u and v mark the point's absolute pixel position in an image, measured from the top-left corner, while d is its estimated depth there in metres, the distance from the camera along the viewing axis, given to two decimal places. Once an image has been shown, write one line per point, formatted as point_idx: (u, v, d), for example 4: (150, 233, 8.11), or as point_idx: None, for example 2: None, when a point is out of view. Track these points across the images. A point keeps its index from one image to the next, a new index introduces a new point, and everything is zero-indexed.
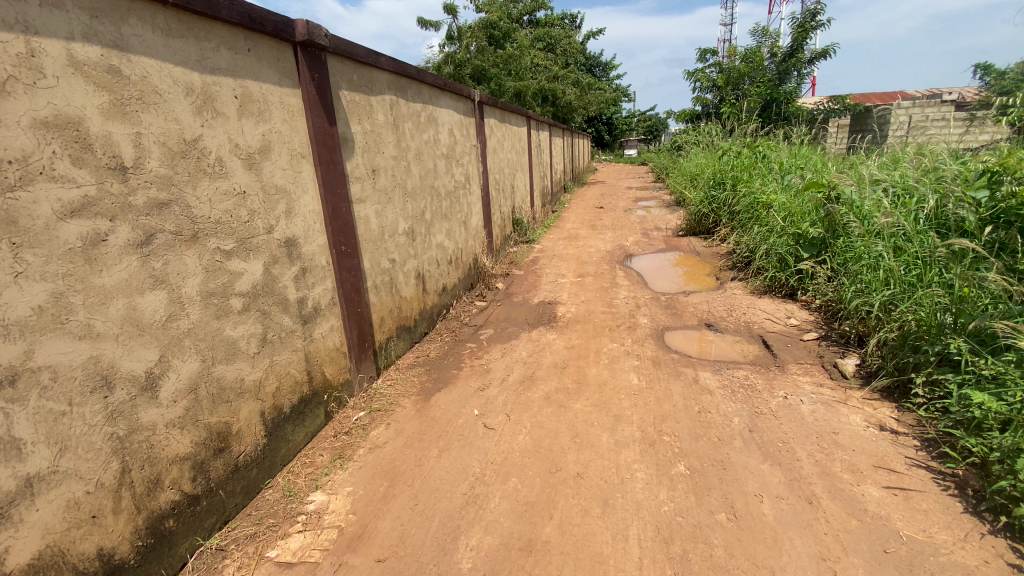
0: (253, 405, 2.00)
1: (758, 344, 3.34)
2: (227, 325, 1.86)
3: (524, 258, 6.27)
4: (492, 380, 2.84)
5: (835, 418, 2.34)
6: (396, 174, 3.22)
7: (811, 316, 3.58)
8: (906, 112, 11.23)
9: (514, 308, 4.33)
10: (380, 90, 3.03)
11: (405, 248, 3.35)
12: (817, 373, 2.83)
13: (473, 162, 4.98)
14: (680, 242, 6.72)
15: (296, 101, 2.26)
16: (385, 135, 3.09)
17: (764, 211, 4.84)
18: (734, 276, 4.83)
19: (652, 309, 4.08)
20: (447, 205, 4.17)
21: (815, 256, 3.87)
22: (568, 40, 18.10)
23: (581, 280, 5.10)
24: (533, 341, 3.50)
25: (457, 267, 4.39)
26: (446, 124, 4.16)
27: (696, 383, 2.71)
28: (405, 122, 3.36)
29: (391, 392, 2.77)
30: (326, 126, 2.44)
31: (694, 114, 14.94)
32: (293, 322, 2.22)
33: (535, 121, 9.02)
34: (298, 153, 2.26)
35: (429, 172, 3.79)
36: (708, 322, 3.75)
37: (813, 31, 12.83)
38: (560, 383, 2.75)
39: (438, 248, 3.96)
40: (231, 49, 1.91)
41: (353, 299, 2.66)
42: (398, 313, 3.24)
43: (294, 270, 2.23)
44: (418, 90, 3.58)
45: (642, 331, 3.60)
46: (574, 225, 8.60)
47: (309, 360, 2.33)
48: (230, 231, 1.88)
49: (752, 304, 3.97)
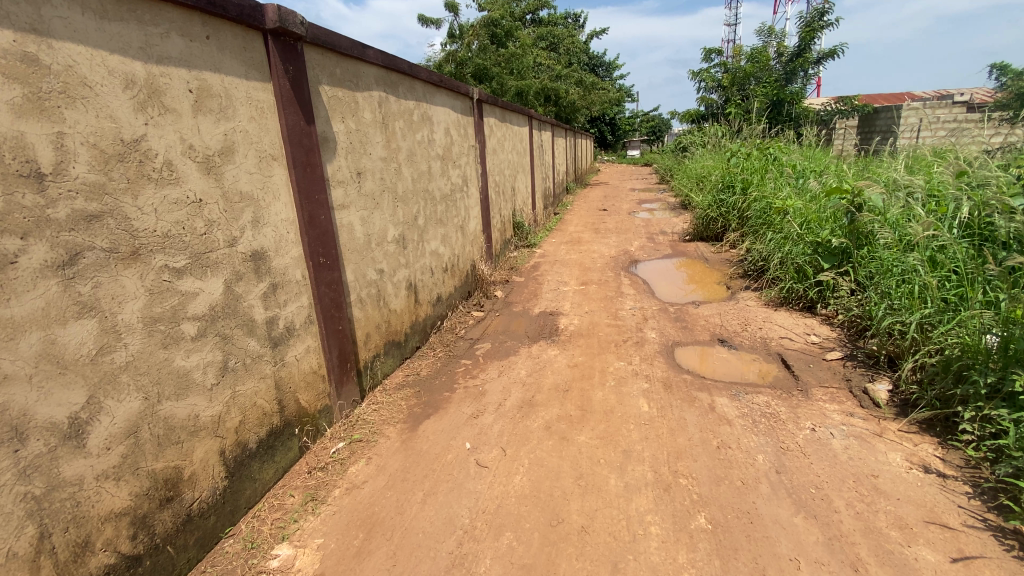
0: (211, 444, 1.75)
1: (776, 364, 3.08)
2: (177, 354, 1.61)
3: (525, 264, 6.01)
4: (487, 405, 2.57)
5: (872, 456, 2.09)
6: (385, 177, 2.97)
7: (833, 332, 3.32)
8: (917, 113, 10.93)
9: (513, 320, 4.07)
10: (367, 86, 2.78)
11: (395, 257, 3.10)
12: (846, 400, 2.58)
13: (472, 164, 4.73)
14: (687, 247, 6.45)
15: (266, 96, 2.01)
16: (373, 135, 2.84)
17: (777, 217, 4.58)
18: (746, 285, 4.57)
19: (660, 321, 3.82)
20: (442, 209, 3.91)
21: (837, 266, 3.62)
22: (571, 39, 17.85)
23: (584, 289, 4.84)
24: (533, 358, 3.24)
25: (453, 275, 4.14)
26: (442, 124, 3.91)
27: (712, 411, 2.45)
28: (395, 120, 3.11)
29: (376, 418, 2.52)
30: (302, 124, 2.19)
31: (699, 115, 14.64)
32: (260, 345, 1.97)
33: (535, 122, 8.66)
34: (268, 155, 2.01)
35: (423, 174, 3.54)
36: (720, 337, 3.49)
37: (821, 30, 12.55)
38: (563, 409, 2.49)
39: (432, 256, 3.70)
40: (185, 36, 1.65)
41: (334, 317, 2.41)
42: (387, 328, 2.99)
43: (263, 287, 1.99)
44: (410, 87, 3.33)
45: (651, 347, 3.34)
46: (576, 228, 8.34)
47: (279, 387, 2.08)
48: (182, 245, 1.63)
49: (768, 317, 3.71)
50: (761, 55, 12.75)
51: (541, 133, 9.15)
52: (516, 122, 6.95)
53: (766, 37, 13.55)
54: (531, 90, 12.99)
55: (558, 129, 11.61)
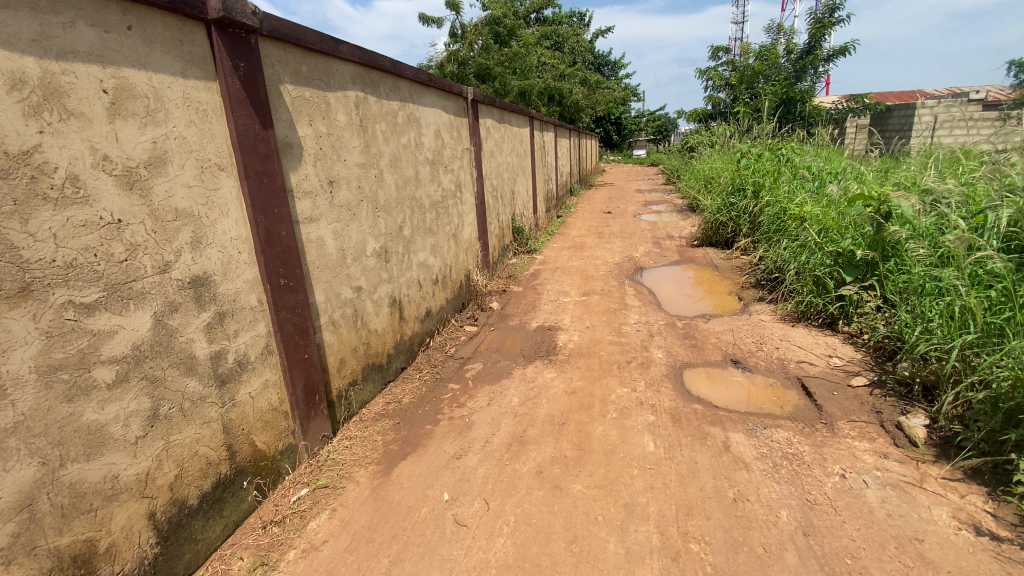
0: (136, 508, 1.49)
1: (796, 391, 2.78)
2: (87, 408, 1.36)
3: (524, 271, 5.73)
4: (472, 442, 2.30)
5: (913, 513, 1.80)
6: (363, 186, 2.70)
7: (857, 354, 3.03)
8: (931, 112, 10.54)
9: (508, 335, 3.79)
10: (342, 85, 2.51)
11: (376, 273, 2.83)
12: (877, 438, 2.29)
13: (466, 168, 4.45)
14: (695, 253, 6.14)
15: (211, 97, 1.74)
16: (349, 139, 2.57)
17: (794, 224, 4.28)
18: (760, 297, 4.27)
19: (668, 338, 3.53)
20: (432, 218, 3.64)
21: (860, 279, 3.32)
22: (575, 37, 17.53)
23: (585, 300, 4.56)
24: (528, 381, 2.95)
25: (444, 288, 3.86)
26: (431, 126, 3.64)
27: (727, 451, 2.16)
28: (376, 123, 2.84)
29: (348, 457, 2.26)
30: (257, 128, 1.92)
31: (706, 114, 14.30)
32: (202, 386, 1.71)
33: (536, 121, 8.19)
34: (212, 164, 1.74)
35: (409, 181, 3.26)
36: (733, 357, 3.20)
37: (832, 26, 12.20)
38: (557, 448, 2.21)
39: (420, 268, 3.43)
40: (98, 26, 1.39)
41: (299, 345, 2.15)
42: (366, 351, 2.72)
43: (206, 317, 1.72)
44: (394, 87, 3.05)
45: (657, 370, 3.05)
46: (579, 232, 8.04)
47: (228, 431, 1.82)
48: (93, 275, 1.37)
49: (784, 335, 3.42)
50: (769, 52, 12.41)
51: (543, 133, 8.86)
52: (517, 123, 6.68)
53: (775, 34, 13.21)
54: (534, 90, 12.70)
55: (562, 128, 11.31)
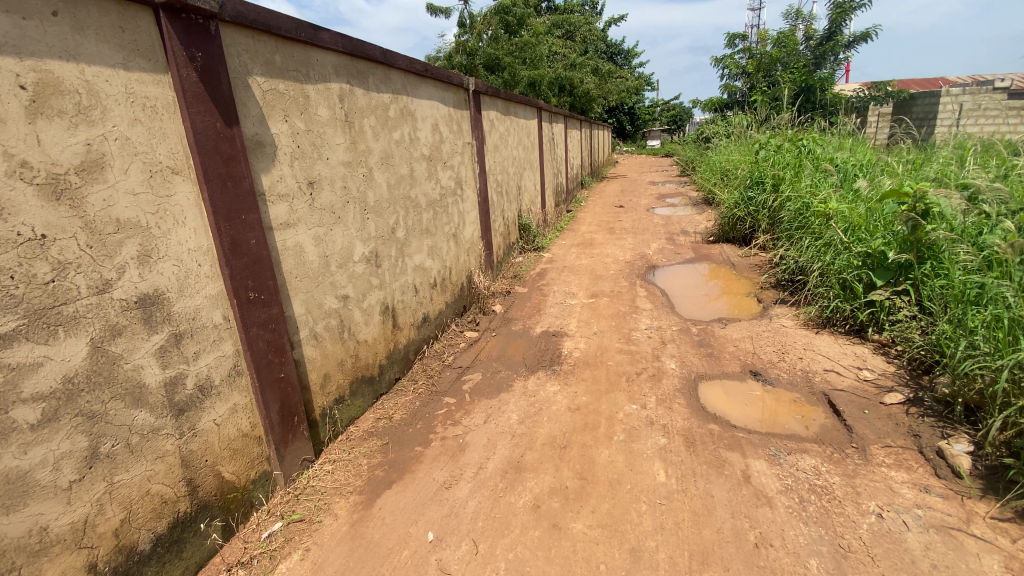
0: (73, 561, 1.32)
1: (822, 409, 2.55)
2: (4, 453, 1.19)
3: (531, 271, 5.51)
4: (465, 467, 2.11)
5: (961, 563, 1.57)
6: (350, 186, 2.49)
7: (890, 367, 2.78)
8: (957, 99, 10.07)
9: (511, 342, 3.58)
10: (323, 77, 2.30)
11: (365, 279, 2.63)
12: (915, 467, 2.07)
13: (468, 164, 4.23)
14: (711, 250, 5.87)
15: (161, 92, 1.55)
16: (332, 135, 2.36)
17: (819, 222, 4.01)
18: (782, 299, 4.01)
19: (681, 346, 3.29)
20: (429, 218, 3.42)
21: (893, 284, 3.06)
22: (587, 26, 17.14)
23: (593, 302, 4.33)
24: (529, 395, 2.73)
25: (444, 292, 3.66)
26: (428, 119, 3.41)
27: (746, 484, 1.94)
28: (364, 118, 2.63)
29: (329, 485, 2.07)
30: (219, 125, 1.72)
31: (721, 103, 13.88)
32: (154, 417, 1.54)
33: (544, 113, 7.92)
34: (163, 167, 1.55)
35: (403, 178, 3.05)
36: (752, 369, 2.96)
37: (854, 10, 11.70)
38: (557, 477, 2.00)
39: (416, 272, 3.22)
40: (16, 13, 1.20)
41: (273, 364, 1.96)
42: (354, 364, 2.53)
43: (158, 340, 1.54)
44: (385, 78, 2.83)
45: (670, 383, 2.82)
46: (589, 228, 7.78)
47: (188, 464, 1.64)
48: (11, 300, 1.20)
49: (809, 343, 3.16)
50: (788, 38, 11.96)
51: (552, 126, 8.57)
52: (523, 115, 6.43)
53: (794, 20, 12.74)
54: (544, 81, 12.40)
55: (573, 121, 11.01)
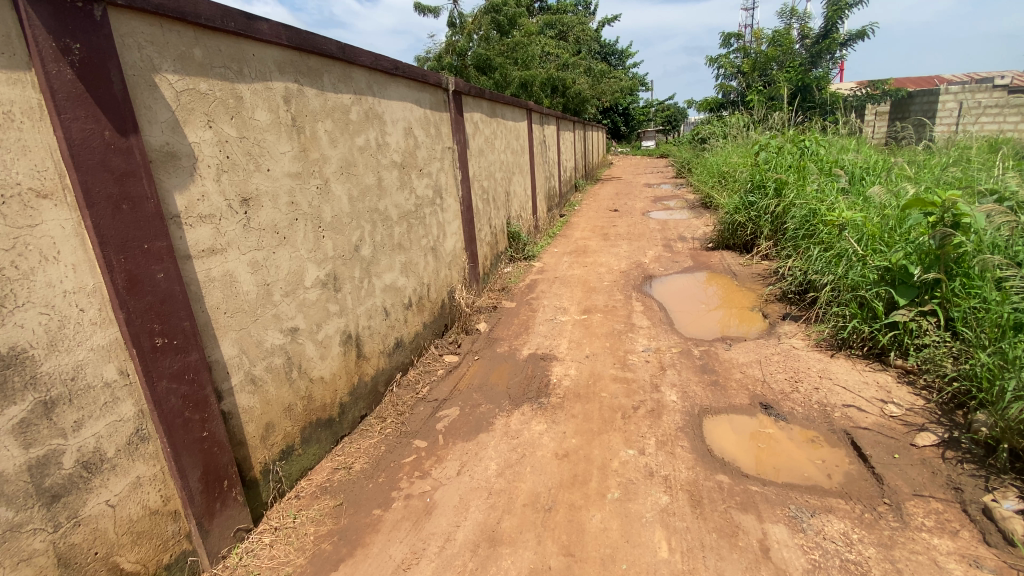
0: None
1: (847, 452, 2.22)
2: None
3: (520, 283, 5.17)
4: (431, 541, 1.77)
5: None
6: (299, 201, 2.15)
7: (917, 400, 2.47)
8: (955, 97, 9.87)
9: (495, 367, 3.24)
10: (262, 74, 1.96)
11: (321, 306, 2.28)
12: (962, 532, 1.75)
13: (448, 171, 3.89)
14: (710, 258, 5.55)
15: (21, 96, 1.23)
16: (275, 143, 2.02)
17: (830, 231, 3.69)
18: (790, 315, 3.69)
19: (683, 373, 2.95)
20: (403, 231, 3.07)
21: (917, 303, 2.75)
22: (580, 26, 16.86)
23: (586, 319, 4.00)
24: (510, 437, 2.38)
25: (421, 312, 3.31)
26: (400, 122, 3.07)
27: (766, 560, 1.61)
28: (318, 121, 2.28)
29: (265, 564, 1.74)
30: (108, 134, 1.39)
31: (716, 103, 13.61)
32: (13, 510, 1.21)
33: (535, 114, 7.59)
34: (23, 191, 1.24)
35: (370, 189, 2.70)
36: (762, 401, 2.64)
37: (849, 8, 11.47)
38: (539, 552, 1.68)
39: (387, 293, 2.87)
40: None
41: (191, 422, 1.63)
42: (306, 406, 2.19)
43: (16, 413, 1.22)
44: (345, 77, 2.49)
45: (671, 420, 2.49)
46: (583, 234, 7.46)
47: (69, 564, 1.33)
48: None
49: (824, 369, 2.84)
50: (783, 37, 11.72)
51: (543, 128, 8.27)
52: (511, 116, 6.10)
53: (788, 18, 12.51)
54: (536, 81, 12.12)
55: (565, 122, 10.71)
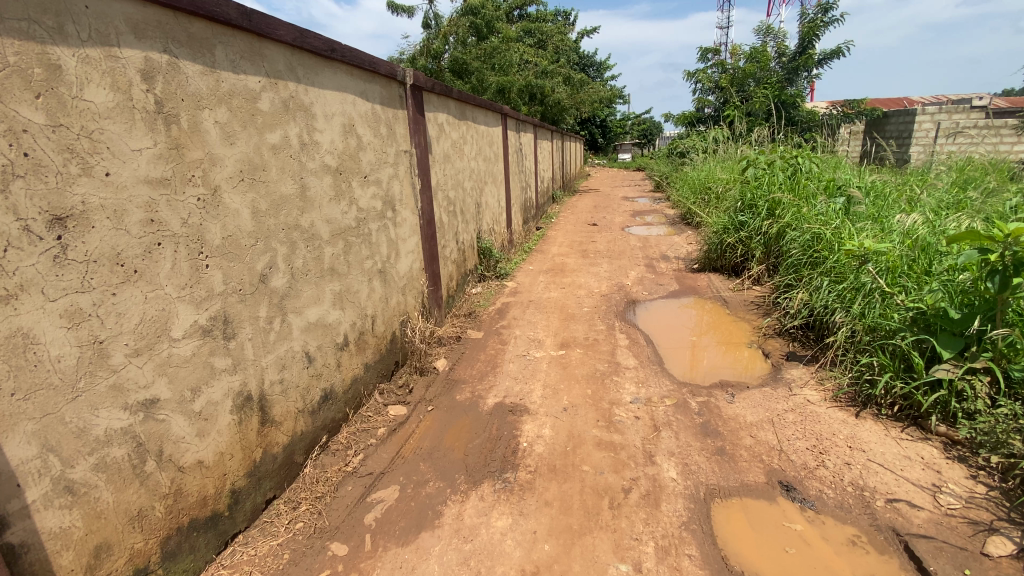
0: None
1: (902, 563, 1.70)
2: None
3: (489, 307, 4.57)
4: None
5: None
6: (166, 219, 1.52)
7: (973, 486, 1.98)
8: (930, 118, 9.79)
9: (451, 421, 2.63)
10: (105, 38, 1.34)
11: (200, 363, 1.65)
12: None
13: (404, 178, 3.28)
14: (698, 281, 5.07)
15: None
16: (126, 136, 1.40)
17: (842, 262, 3.22)
18: (796, 356, 3.19)
19: (682, 436, 2.41)
20: (337, 253, 2.45)
21: (964, 358, 2.26)
22: (559, 34, 16.49)
23: (562, 355, 3.43)
24: (461, 541, 1.79)
25: (362, 352, 2.68)
26: (337, 117, 2.46)
27: None
28: (205, 109, 1.66)
29: None
30: None
31: (695, 117, 13.34)
32: None
33: (511, 120, 7.04)
34: None
35: (288, 202, 2.08)
36: (782, 479, 2.10)
37: (825, 26, 11.40)
38: None
39: (312, 333, 2.24)
40: None
41: None
42: (172, 507, 1.56)
43: None
44: (253, 53, 1.88)
45: (673, 509, 1.94)
46: (560, 250, 6.90)
47: None
48: None
49: (852, 437, 2.32)
50: (761, 53, 11.54)
51: (519, 134, 7.71)
52: (483, 120, 5.52)
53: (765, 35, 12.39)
54: (513, 87, 11.66)
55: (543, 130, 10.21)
